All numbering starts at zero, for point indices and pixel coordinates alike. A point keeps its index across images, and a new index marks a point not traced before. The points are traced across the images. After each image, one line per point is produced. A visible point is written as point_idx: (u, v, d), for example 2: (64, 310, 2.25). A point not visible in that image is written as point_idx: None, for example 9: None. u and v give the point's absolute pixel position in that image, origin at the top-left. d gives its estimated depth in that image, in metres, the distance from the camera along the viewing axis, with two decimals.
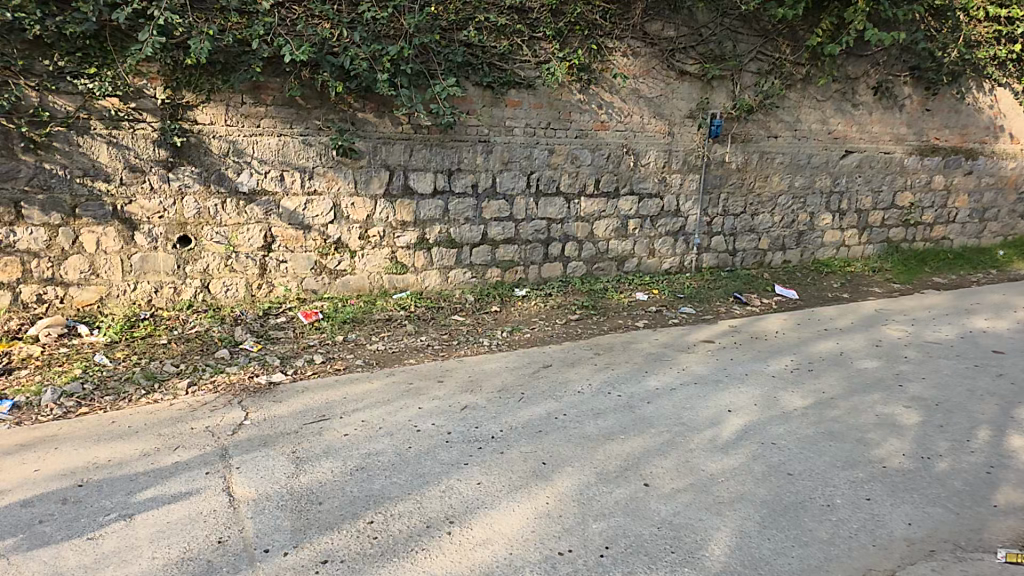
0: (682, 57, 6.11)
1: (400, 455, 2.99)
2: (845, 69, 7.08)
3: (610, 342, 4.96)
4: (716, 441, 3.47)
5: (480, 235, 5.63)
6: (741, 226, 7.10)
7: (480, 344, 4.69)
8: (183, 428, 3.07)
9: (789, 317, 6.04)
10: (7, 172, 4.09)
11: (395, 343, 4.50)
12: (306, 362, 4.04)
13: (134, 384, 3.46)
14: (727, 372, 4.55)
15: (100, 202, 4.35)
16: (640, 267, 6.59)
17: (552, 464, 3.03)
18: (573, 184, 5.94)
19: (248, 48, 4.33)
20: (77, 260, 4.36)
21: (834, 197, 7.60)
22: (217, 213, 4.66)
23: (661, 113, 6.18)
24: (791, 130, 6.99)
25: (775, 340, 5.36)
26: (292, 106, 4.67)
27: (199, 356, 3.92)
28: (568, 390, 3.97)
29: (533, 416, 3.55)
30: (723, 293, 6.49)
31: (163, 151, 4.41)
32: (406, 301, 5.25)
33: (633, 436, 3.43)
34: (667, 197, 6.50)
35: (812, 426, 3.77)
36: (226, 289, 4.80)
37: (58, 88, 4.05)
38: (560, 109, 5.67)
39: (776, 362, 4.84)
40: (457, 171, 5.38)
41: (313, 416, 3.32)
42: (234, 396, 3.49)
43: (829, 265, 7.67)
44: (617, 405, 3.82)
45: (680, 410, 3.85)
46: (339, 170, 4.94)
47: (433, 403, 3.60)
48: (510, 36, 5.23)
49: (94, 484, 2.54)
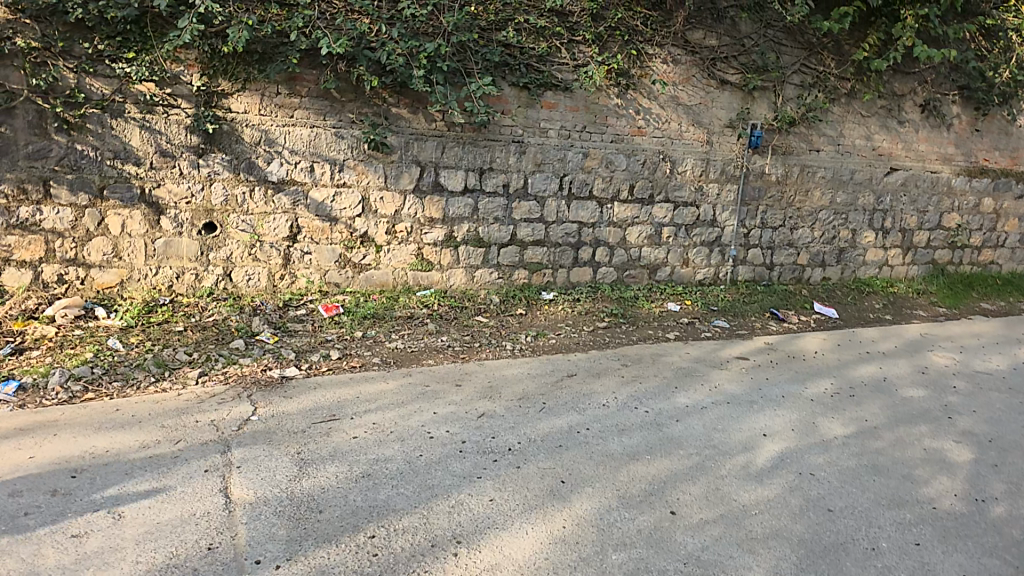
0: (723, 66, 5.86)
1: (409, 463, 2.82)
2: (891, 85, 6.73)
3: (639, 354, 4.72)
4: (749, 469, 3.21)
5: (509, 236, 5.44)
6: (780, 240, 6.77)
7: (502, 348, 4.50)
8: (189, 420, 2.98)
9: (828, 337, 5.71)
10: (39, 151, 4.04)
11: (414, 342, 4.34)
12: (321, 357, 3.91)
13: (143, 371, 3.38)
14: (762, 393, 4.26)
15: (129, 185, 4.26)
16: (672, 277, 6.31)
17: (571, 483, 2.83)
18: (607, 189, 5.71)
19: (285, 40, 4.25)
20: (100, 241, 4.29)
21: (878, 215, 7.20)
22: (245, 201, 4.55)
23: (700, 121, 5.92)
24: (834, 145, 6.66)
25: (814, 361, 5.05)
26: (326, 98, 4.55)
27: (213, 345, 3.82)
28: (592, 403, 3.75)
29: (554, 429, 3.34)
30: (760, 308, 6.18)
31: (195, 137, 4.31)
32: (429, 300, 5.09)
33: (658, 457, 3.19)
34: (703, 206, 6.23)
35: (855, 457, 3.48)
36: (248, 278, 4.69)
37: (96, 71, 3.98)
38: (597, 113, 5.45)
39: (815, 385, 4.54)
40: (488, 170, 5.20)
41: (323, 415, 3.19)
42: (243, 389, 3.37)
43: (871, 284, 7.28)
44: (644, 422, 3.59)
45: (711, 431, 3.59)
46: (369, 164, 4.80)
47: (449, 408, 3.42)
48: (549, 38, 5.07)
49: (86, 475, 2.48)
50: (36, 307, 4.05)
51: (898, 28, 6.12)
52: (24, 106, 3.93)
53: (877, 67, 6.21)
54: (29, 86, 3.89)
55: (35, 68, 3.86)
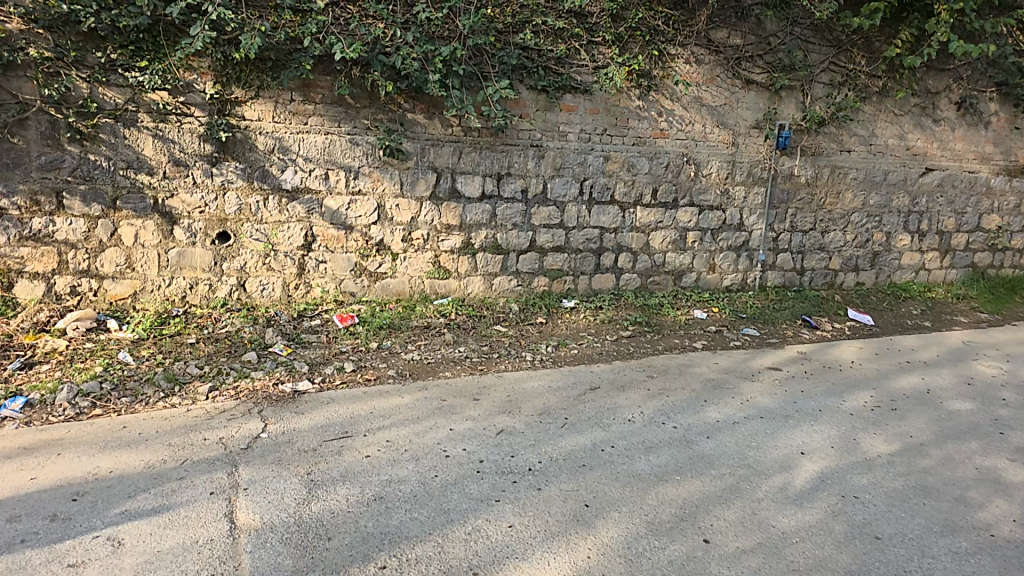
0: (748, 65, 5.63)
1: (424, 485, 2.67)
2: (925, 82, 6.42)
3: (665, 364, 4.52)
4: (787, 492, 2.99)
5: (528, 242, 5.29)
6: (810, 244, 6.50)
7: (522, 359, 4.34)
8: (196, 438, 2.88)
9: (865, 346, 5.43)
10: (52, 162, 3.98)
11: (431, 354, 4.20)
12: (335, 369, 3.79)
13: (152, 386, 3.30)
14: (797, 407, 4.03)
15: (142, 195, 4.21)
16: (698, 283, 6.09)
17: (596, 507, 2.65)
18: (629, 193, 5.52)
19: (299, 46, 4.15)
20: (113, 252, 4.24)
21: (913, 218, 6.90)
22: (259, 210, 4.48)
23: (725, 122, 5.70)
24: (866, 146, 6.38)
25: (850, 372, 4.79)
26: (340, 105, 4.45)
27: (226, 358, 3.73)
28: (617, 418, 3.56)
29: (577, 446, 3.17)
30: (791, 315, 5.92)
31: (209, 146, 4.24)
32: (446, 309, 4.96)
33: (688, 478, 3.00)
34: (730, 210, 6.00)
35: (901, 478, 3.24)
36: (262, 288, 4.61)
37: (108, 81, 3.91)
38: (618, 116, 5.28)
39: (854, 398, 4.28)
40: (507, 175, 5.06)
41: (335, 432, 3.06)
42: (254, 404, 3.27)
43: (907, 289, 6.96)
44: (672, 439, 3.39)
45: (744, 450, 3.37)
46: (384, 170, 4.69)
47: (466, 425, 3.27)
48: (568, 40, 4.92)
49: (87, 499, 2.38)
50: (48, 319, 4.01)
51: (932, 24, 5.70)
52: (37, 117, 3.88)
53: (910, 64, 5.93)
54: (42, 97, 3.83)
55: (47, 78, 3.79)
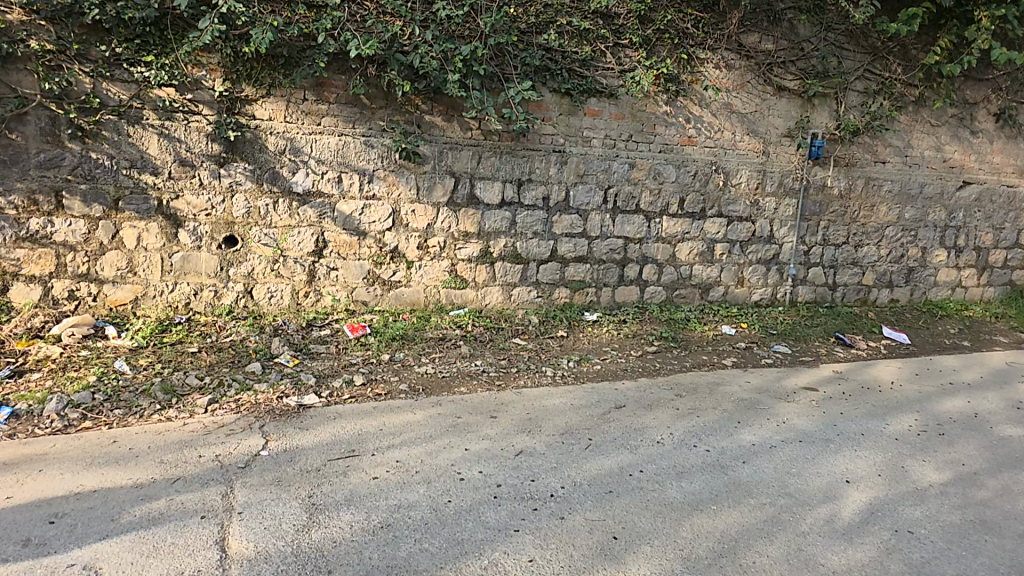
0: (780, 72, 5.40)
1: (435, 512, 2.42)
2: (963, 92, 6.13)
3: (694, 382, 4.24)
4: (834, 525, 2.70)
5: (548, 251, 5.07)
6: (843, 258, 6.20)
7: (542, 374, 4.09)
8: (190, 455, 2.67)
9: (904, 366, 5.11)
10: (52, 160, 3.84)
11: (445, 367, 3.97)
12: (344, 383, 3.56)
13: (148, 398, 3.10)
14: (838, 430, 3.72)
15: (145, 196, 4.05)
16: (725, 297, 5.82)
17: (625, 540, 2.38)
18: (654, 202, 5.28)
19: (313, 43, 3.99)
20: (114, 256, 4.08)
21: (950, 233, 6.57)
22: (268, 213, 4.30)
23: (755, 130, 5.45)
24: (902, 157, 6.09)
25: (892, 394, 4.46)
26: (355, 105, 4.29)
27: (228, 368, 3.52)
28: (645, 439, 3.29)
29: (602, 471, 2.90)
30: (823, 332, 5.61)
31: (217, 145, 4.09)
32: (462, 320, 4.74)
33: (725, 509, 2.71)
34: (759, 221, 5.73)
35: (958, 511, 2.92)
36: (270, 296, 4.43)
37: (113, 76, 3.78)
38: (644, 121, 5.05)
39: (898, 421, 3.96)
40: (527, 181, 4.85)
41: (341, 450, 2.83)
42: (256, 418, 3.05)
43: (944, 307, 6.62)
44: (705, 464, 3.11)
45: (784, 476, 3.08)
46: (400, 174, 4.51)
47: (482, 445, 3.02)
48: (593, 42, 4.72)
49: (65, 522, 2.16)
50: (43, 325, 3.84)
51: (972, 31, 5.45)
52: (37, 112, 3.74)
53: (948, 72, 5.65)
54: (42, 91, 3.70)
55: (49, 72, 3.67)
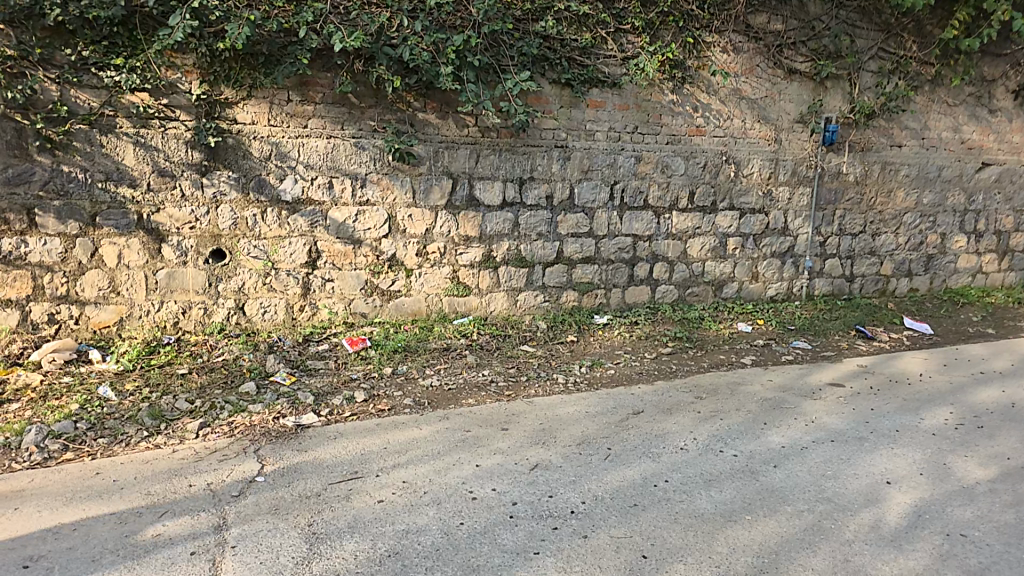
0: (790, 53, 5.23)
1: (447, 537, 2.22)
2: (980, 69, 5.92)
3: (714, 384, 4.03)
4: (880, 531, 2.47)
5: (555, 253, 4.89)
6: (860, 248, 6.00)
7: (554, 381, 3.89)
8: (180, 485, 2.49)
9: (930, 356, 4.88)
10: (21, 175, 3.68)
11: (453, 379, 3.77)
12: (345, 400, 3.37)
13: (135, 424, 2.93)
14: (871, 428, 3.50)
15: (124, 210, 3.90)
16: (740, 293, 5.62)
17: (656, 559, 2.17)
18: (664, 197, 5.10)
19: (294, 39, 3.83)
20: (95, 275, 3.92)
21: (969, 217, 6.37)
22: (257, 224, 4.14)
23: (766, 117, 5.28)
24: (918, 139, 5.90)
25: (922, 386, 4.24)
26: (343, 104, 4.13)
27: (220, 390, 3.34)
28: (667, 447, 3.08)
29: (624, 482, 2.69)
30: (843, 325, 5.40)
31: (197, 153, 3.94)
32: (468, 329, 4.57)
33: (760, 518, 2.49)
34: (773, 212, 5.54)
35: (1010, 509, 2.69)
36: (264, 311, 4.27)
37: (81, 82, 3.63)
38: (650, 111, 4.88)
39: (931, 415, 3.74)
40: (529, 180, 4.68)
41: (344, 473, 2.63)
42: (250, 442, 2.86)
43: (965, 295, 6.40)
44: (734, 470, 2.90)
45: (819, 480, 2.87)
46: (395, 177, 4.35)
47: (494, 460, 2.82)
48: (593, 28, 4.57)
49: (42, 565, 1.97)
50: (22, 352, 3.68)
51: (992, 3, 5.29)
52: (2, 124, 3.58)
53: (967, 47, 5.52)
54: (6, 101, 3.52)
55: (11, 80, 3.49)
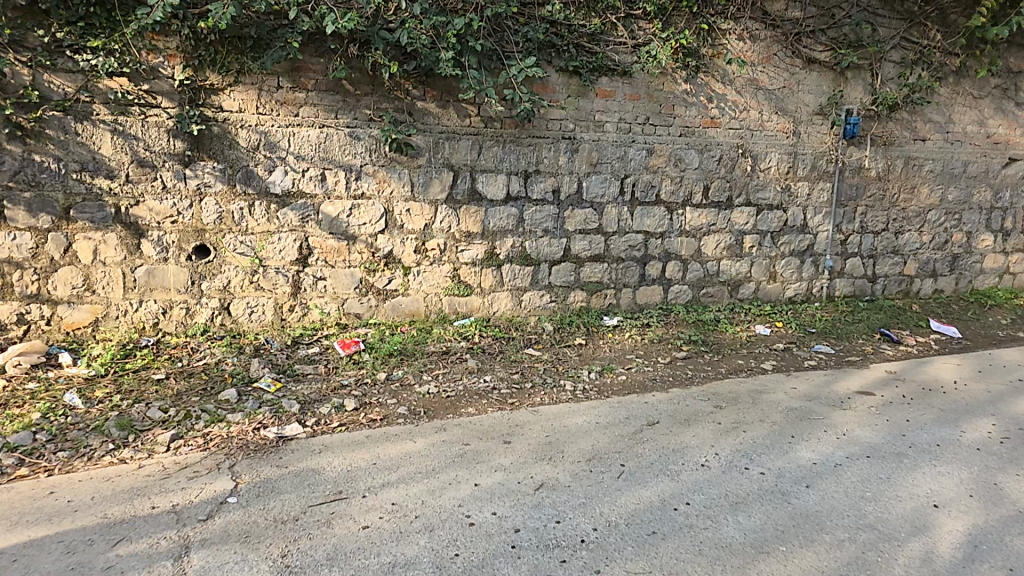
0: (809, 42, 4.90)
1: (439, 572, 1.93)
2: (1006, 60, 5.58)
3: (735, 392, 3.72)
4: (934, 566, 2.16)
5: (562, 250, 4.60)
6: (883, 247, 5.68)
7: (562, 389, 3.59)
8: (141, 506, 2.21)
9: (964, 362, 4.55)
10: None
11: (452, 385, 3.49)
12: (333, 409, 3.09)
13: (101, 435, 2.67)
14: (909, 442, 3.19)
15: (101, 203, 3.63)
16: (757, 294, 5.31)
17: None
18: (676, 191, 4.80)
19: (284, 21, 3.59)
20: (69, 272, 3.66)
21: (996, 215, 6.04)
22: (243, 218, 3.87)
23: (784, 108, 4.97)
24: (942, 133, 5.56)
25: (959, 395, 3.91)
26: (337, 91, 3.86)
27: (198, 397, 3.08)
28: (687, 463, 2.78)
29: (641, 506, 2.40)
30: (867, 329, 5.08)
31: (180, 142, 3.67)
32: (469, 330, 4.30)
33: (797, 550, 2.19)
34: (792, 209, 5.22)
35: None
36: (250, 311, 4.01)
37: (55, 65, 3.38)
38: (662, 102, 4.58)
39: (973, 428, 3.41)
40: (534, 173, 4.39)
41: (326, 493, 2.35)
42: (225, 457, 2.58)
43: (993, 296, 6.06)
44: (762, 490, 2.60)
45: (859, 503, 2.56)
46: (392, 169, 4.07)
47: (495, 479, 2.53)
48: (603, 13, 4.28)
49: None
50: None
51: None
52: None
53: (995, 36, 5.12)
54: None
55: None
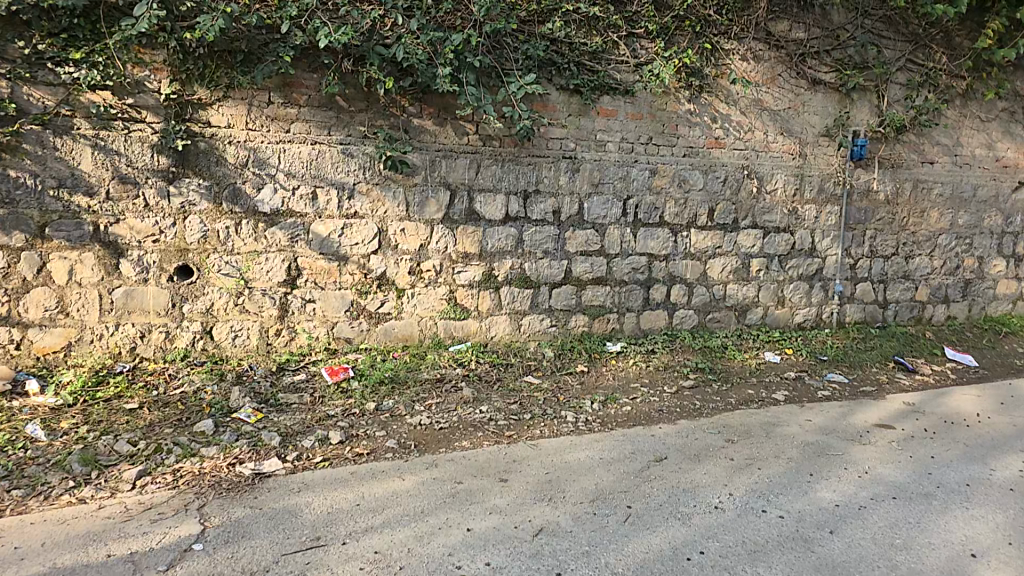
0: (813, 63, 4.80)
1: None
2: (1012, 84, 5.47)
3: (746, 424, 3.50)
4: None
5: (562, 272, 4.42)
6: (893, 271, 5.49)
7: (561, 420, 3.37)
8: (94, 555, 1.98)
9: (985, 393, 4.33)
10: None
11: (445, 416, 3.27)
12: (316, 441, 2.87)
13: (59, 472, 2.45)
14: (937, 482, 2.95)
15: (79, 221, 3.46)
16: (765, 320, 5.11)
17: None
18: (681, 214, 4.63)
19: (278, 36, 3.46)
20: (41, 293, 3.47)
21: (1007, 240, 5.86)
22: (229, 238, 3.70)
23: (790, 129, 4.83)
24: (950, 156, 5.42)
25: (985, 429, 3.68)
26: (330, 108, 3.72)
27: (171, 429, 2.86)
28: (698, 505, 2.56)
29: (650, 555, 2.17)
30: (880, 357, 4.87)
31: (164, 158, 3.52)
32: (465, 356, 4.09)
33: None
34: (799, 231, 5.05)
35: None
36: (234, 336, 3.81)
37: (35, 78, 3.23)
38: (665, 121, 4.44)
39: (1003, 466, 3.18)
40: (534, 193, 4.22)
41: (302, 539, 2.13)
42: (194, 497, 2.36)
43: (1007, 323, 5.85)
44: (782, 537, 2.37)
45: (889, 551, 2.32)
46: (386, 188, 3.91)
47: (489, 523, 2.30)
48: (604, 32, 4.17)
49: None
50: None
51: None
52: None
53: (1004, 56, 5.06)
54: None
55: None
